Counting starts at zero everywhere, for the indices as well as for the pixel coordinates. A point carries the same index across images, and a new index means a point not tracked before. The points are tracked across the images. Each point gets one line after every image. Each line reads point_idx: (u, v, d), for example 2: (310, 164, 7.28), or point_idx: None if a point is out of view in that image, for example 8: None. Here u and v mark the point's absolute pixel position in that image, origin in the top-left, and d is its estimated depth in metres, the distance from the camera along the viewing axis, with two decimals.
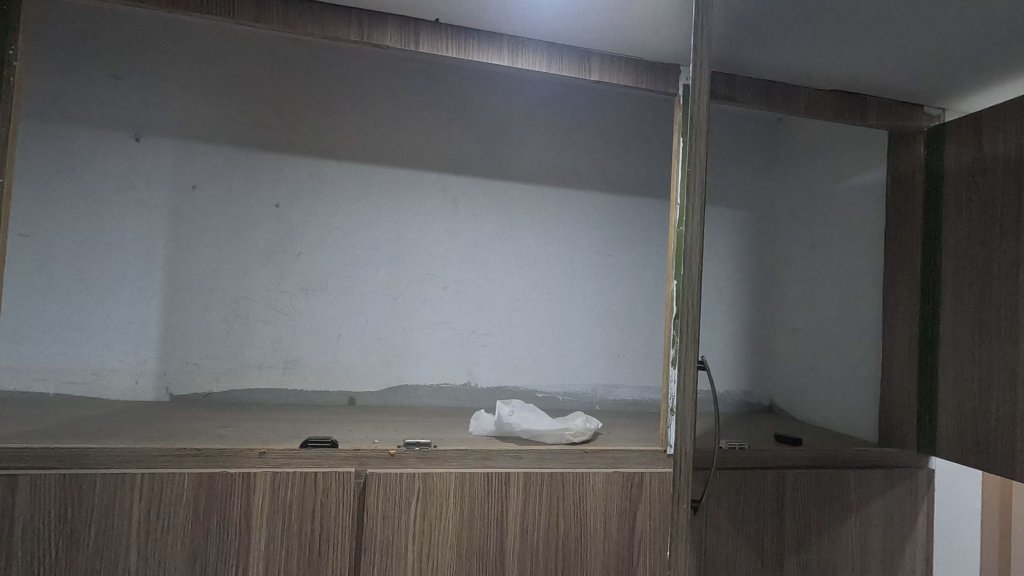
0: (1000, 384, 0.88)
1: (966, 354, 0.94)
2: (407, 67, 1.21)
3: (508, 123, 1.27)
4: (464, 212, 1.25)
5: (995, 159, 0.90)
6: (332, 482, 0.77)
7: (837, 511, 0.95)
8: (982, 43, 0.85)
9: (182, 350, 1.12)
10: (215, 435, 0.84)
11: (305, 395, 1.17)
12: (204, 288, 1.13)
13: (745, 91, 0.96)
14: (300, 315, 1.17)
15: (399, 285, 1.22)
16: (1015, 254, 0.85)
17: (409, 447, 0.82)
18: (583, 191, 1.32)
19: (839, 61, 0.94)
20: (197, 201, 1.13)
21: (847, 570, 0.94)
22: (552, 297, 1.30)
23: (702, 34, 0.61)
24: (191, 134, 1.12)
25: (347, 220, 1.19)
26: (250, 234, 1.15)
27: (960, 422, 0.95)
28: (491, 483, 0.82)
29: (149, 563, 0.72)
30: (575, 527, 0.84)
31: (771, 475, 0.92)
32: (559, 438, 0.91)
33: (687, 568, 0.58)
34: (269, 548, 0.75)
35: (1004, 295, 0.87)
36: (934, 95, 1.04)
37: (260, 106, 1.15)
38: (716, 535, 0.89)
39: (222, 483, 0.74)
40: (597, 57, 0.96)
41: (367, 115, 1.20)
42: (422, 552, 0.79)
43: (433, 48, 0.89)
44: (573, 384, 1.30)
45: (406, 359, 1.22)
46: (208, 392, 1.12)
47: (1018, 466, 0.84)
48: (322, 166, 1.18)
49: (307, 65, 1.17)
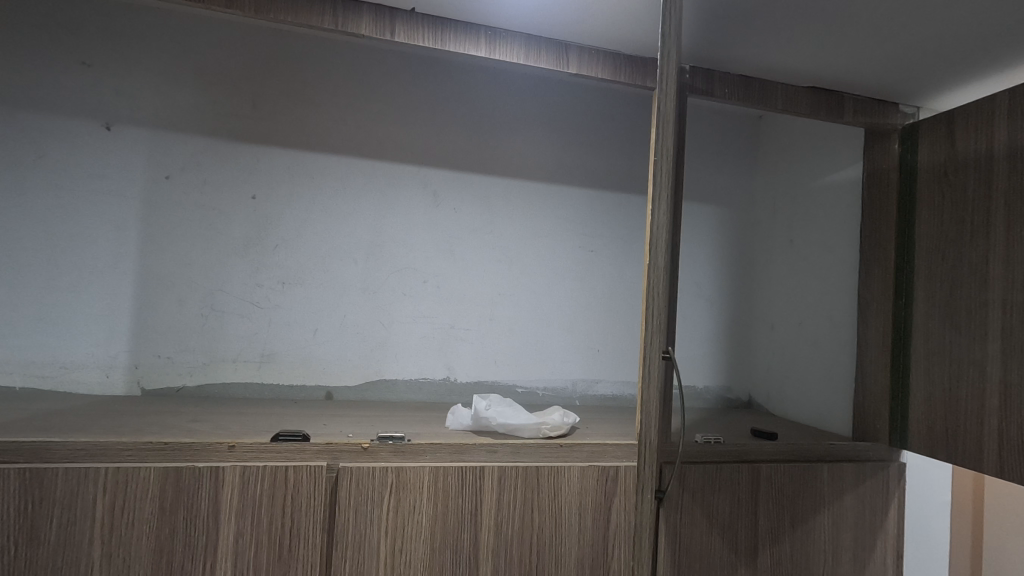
0: (969, 380, 0.89)
1: (937, 350, 0.95)
2: (390, 58, 1.20)
3: (491, 117, 1.26)
4: (445, 206, 1.24)
5: (967, 158, 0.92)
6: (303, 476, 0.76)
7: (811, 505, 0.95)
8: (954, 41, 0.86)
9: (153, 343, 1.10)
10: (185, 429, 0.82)
11: (281, 389, 1.16)
12: (177, 281, 1.11)
13: (723, 87, 0.96)
14: (277, 308, 1.16)
15: (378, 279, 1.21)
16: (985, 252, 0.87)
17: (383, 441, 0.81)
18: (565, 186, 1.32)
19: (815, 59, 0.94)
20: (172, 192, 1.11)
21: (819, 562, 0.95)
22: (533, 292, 1.30)
23: (671, 28, 0.61)
24: (165, 125, 1.10)
25: (326, 214, 1.18)
26: (225, 227, 1.13)
27: (930, 417, 0.96)
28: (465, 478, 0.81)
29: (114, 559, 0.71)
30: (550, 521, 0.84)
31: (746, 468, 0.92)
32: (535, 433, 0.90)
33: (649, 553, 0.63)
34: (238, 544, 0.74)
35: (974, 291, 0.88)
36: (908, 94, 1.05)
37: (236, 96, 1.13)
38: (690, 529, 0.89)
39: (190, 478, 0.73)
40: (576, 49, 0.96)
41: (348, 106, 1.18)
42: (395, 548, 0.79)
43: (409, 38, 0.88)
44: (553, 379, 1.30)
45: (384, 353, 1.21)
46: (181, 386, 1.10)
47: (986, 460, 0.85)
48: (301, 158, 1.17)
49: (287, 55, 1.15)
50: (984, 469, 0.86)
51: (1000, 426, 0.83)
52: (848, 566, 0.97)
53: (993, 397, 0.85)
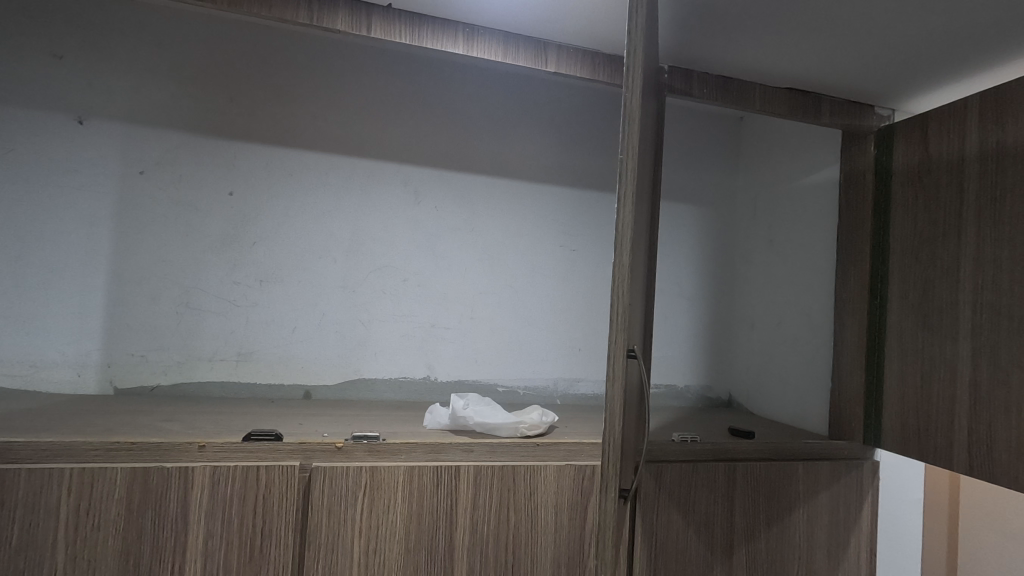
0: (940, 378, 0.90)
1: (910, 349, 0.96)
2: (369, 54, 1.19)
3: (473, 115, 1.26)
4: (426, 204, 1.24)
5: (939, 160, 0.93)
6: (275, 476, 0.75)
7: (786, 502, 0.96)
8: (925, 48, 0.87)
9: (127, 341, 1.08)
10: (156, 429, 0.81)
11: (258, 388, 1.14)
12: (152, 278, 1.09)
13: (701, 87, 0.99)
14: (254, 306, 1.14)
15: (358, 278, 1.20)
16: (957, 253, 0.88)
17: (357, 439, 0.80)
18: (547, 184, 1.31)
19: (791, 62, 0.95)
20: (146, 186, 1.09)
21: (793, 559, 0.96)
22: (515, 291, 1.29)
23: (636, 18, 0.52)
24: (140, 119, 1.09)
25: (305, 211, 1.17)
26: (201, 224, 1.12)
27: (902, 416, 0.97)
28: (440, 477, 0.81)
29: (79, 561, 0.70)
30: (526, 520, 0.84)
31: (722, 467, 0.93)
32: (513, 431, 0.90)
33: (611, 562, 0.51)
34: (208, 544, 0.73)
35: (946, 292, 0.89)
36: (884, 97, 1.06)
37: (213, 91, 1.12)
38: (666, 528, 0.90)
39: (158, 477, 0.72)
40: (555, 48, 0.96)
41: (327, 102, 1.17)
42: (369, 549, 0.78)
43: (386, 33, 0.87)
44: (534, 379, 1.30)
45: (364, 352, 1.20)
46: (155, 385, 1.09)
47: (956, 456, 0.87)
48: (279, 155, 1.15)
49: (265, 50, 1.14)
50: (954, 466, 0.87)
51: (970, 425, 0.84)
52: (823, 563, 0.98)
53: (962, 395, 0.86)
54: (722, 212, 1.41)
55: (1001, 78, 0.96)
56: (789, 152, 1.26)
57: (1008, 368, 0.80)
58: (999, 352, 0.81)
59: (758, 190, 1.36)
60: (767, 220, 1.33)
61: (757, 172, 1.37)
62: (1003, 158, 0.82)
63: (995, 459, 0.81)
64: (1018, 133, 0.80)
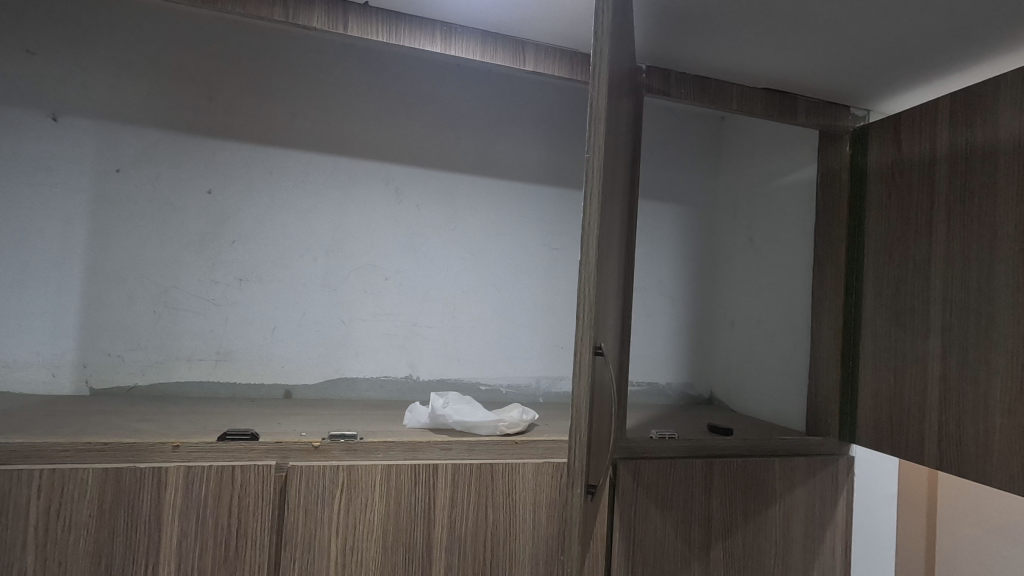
0: (913, 375, 0.91)
1: (884, 346, 0.97)
2: (349, 53, 1.19)
3: (455, 113, 1.26)
4: (408, 203, 1.23)
5: (911, 160, 0.95)
6: (251, 476, 0.75)
7: (763, 498, 0.97)
8: (896, 51, 0.89)
9: (103, 341, 1.07)
10: (130, 429, 0.80)
11: (237, 388, 1.14)
12: (128, 278, 1.08)
13: (679, 87, 1.00)
14: (233, 305, 1.14)
15: (339, 277, 1.20)
16: (928, 251, 0.90)
17: (334, 438, 0.80)
18: (530, 184, 1.32)
19: (766, 63, 0.96)
20: (123, 185, 1.08)
21: (770, 554, 0.97)
22: (496, 290, 1.30)
23: (603, 16, 0.51)
24: (116, 116, 1.07)
25: (285, 210, 1.16)
26: (179, 222, 1.11)
27: (877, 412, 0.98)
28: (418, 475, 0.81)
29: (49, 563, 0.69)
30: (504, 517, 0.84)
31: (700, 463, 0.94)
32: (492, 429, 0.90)
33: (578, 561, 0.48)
34: (182, 545, 0.72)
35: (918, 290, 0.91)
36: (859, 99, 1.08)
37: (191, 87, 1.11)
38: (644, 524, 0.91)
39: (131, 478, 0.71)
40: (533, 47, 0.97)
41: (307, 101, 1.17)
42: (347, 547, 0.78)
43: (363, 32, 0.87)
44: (516, 377, 1.30)
45: (346, 351, 1.20)
46: (133, 385, 1.08)
47: (927, 451, 0.88)
48: (259, 153, 1.15)
49: (244, 48, 1.13)
50: (924, 461, 0.89)
51: (940, 420, 0.86)
52: (799, 557, 1.00)
53: (933, 391, 0.88)
54: (702, 212, 1.43)
55: (972, 79, 0.98)
56: (768, 152, 1.27)
57: (976, 364, 0.81)
58: (967, 348, 0.83)
59: (739, 189, 1.38)
60: (747, 219, 1.34)
61: (737, 172, 1.38)
62: (973, 158, 0.84)
63: (964, 453, 0.82)
64: (987, 133, 0.82)
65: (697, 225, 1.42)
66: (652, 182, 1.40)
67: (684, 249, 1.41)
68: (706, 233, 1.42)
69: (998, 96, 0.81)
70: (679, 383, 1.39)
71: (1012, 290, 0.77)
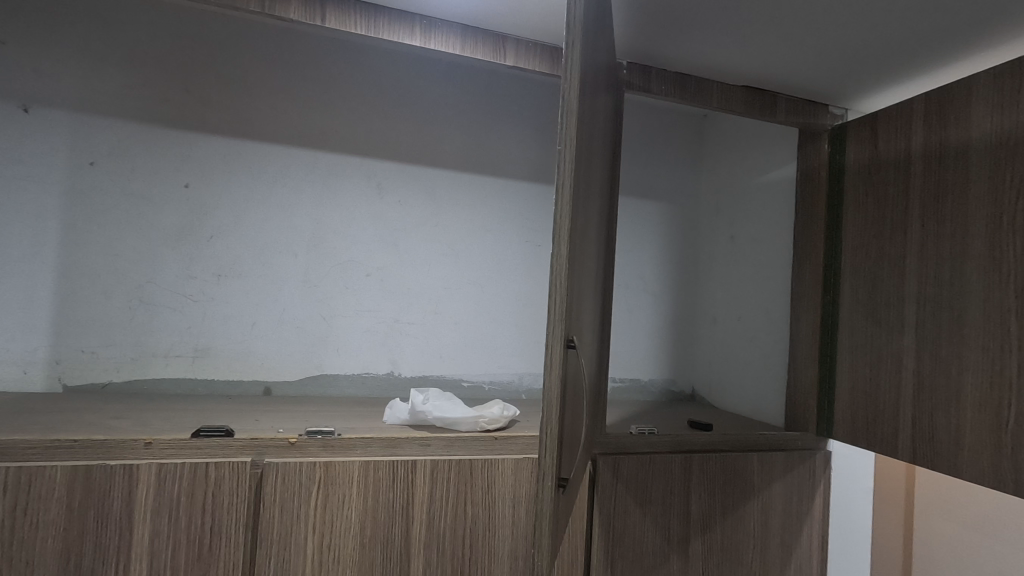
0: (888, 370, 0.93)
1: (860, 342, 0.99)
2: (329, 46, 1.18)
3: (437, 108, 1.25)
4: (390, 198, 1.23)
5: (888, 158, 0.96)
6: (225, 473, 0.74)
7: (742, 492, 0.98)
8: (872, 50, 0.89)
9: (77, 337, 1.05)
10: (102, 427, 0.79)
11: (215, 385, 1.12)
12: (103, 272, 1.06)
13: (660, 84, 1.01)
14: (211, 301, 1.12)
15: (319, 272, 1.18)
16: (903, 248, 0.91)
17: (311, 435, 0.80)
18: (513, 180, 1.32)
19: (746, 60, 0.96)
20: (97, 178, 1.06)
21: (748, 548, 0.98)
22: (479, 286, 1.29)
23: (574, 8, 0.50)
24: (90, 108, 1.05)
25: (265, 204, 1.15)
26: (156, 216, 1.09)
27: (853, 407, 0.99)
28: (396, 471, 0.80)
29: (16, 563, 0.67)
30: (483, 512, 0.84)
31: (679, 458, 0.94)
32: (473, 426, 0.89)
33: (549, 558, 0.47)
34: (154, 543, 0.71)
35: (894, 286, 0.92)
36: (837, 98, 1.09)
37: (168, 79, 1.09)
38: (624, 519, 0.91)
39: (101, 476, 0.70)
40: (513, 42, 0.97)
41: (287, 94, 1.15)
42: (324, 544, 0.77)
43: (341, 24, 0.86)
44: (499, 373, 1.30)
45: (326, 348, 1.19)
46: (107, 383, 1.06)
47: (900, 445, 0.89)
48: (238, 147, 1.13)
49: (223, 40, 1.12)
50: (898, 455, 0.90)
51: (914, 414, 0.87)
52: (776, 551, 1.01)
53: (907, 386, 0.89)
54: (684, 210, 1.44)
55: (946, 79, 0.99)
56: (749, 150, 1.28)
57: (948, 359, 0.83)
58: (940, 343, 0.84)
59: (720, 187, 1.38)
60: (728, 217, 1.35)
61: (719, 169, 1.39)
62: (945, 157, 0.85)
63: (936, 447, 0.84)
64: (960, 132, 0.83)
65: (679, 222, 1.43)
66: (634, 180, 1.41)
67: (666, 246, 1.42)
68: (689, 231, 1.43)
69: (970, 95, 0.82)
70: (661, 379, 1.40)
71: (983, 287, 0.79)
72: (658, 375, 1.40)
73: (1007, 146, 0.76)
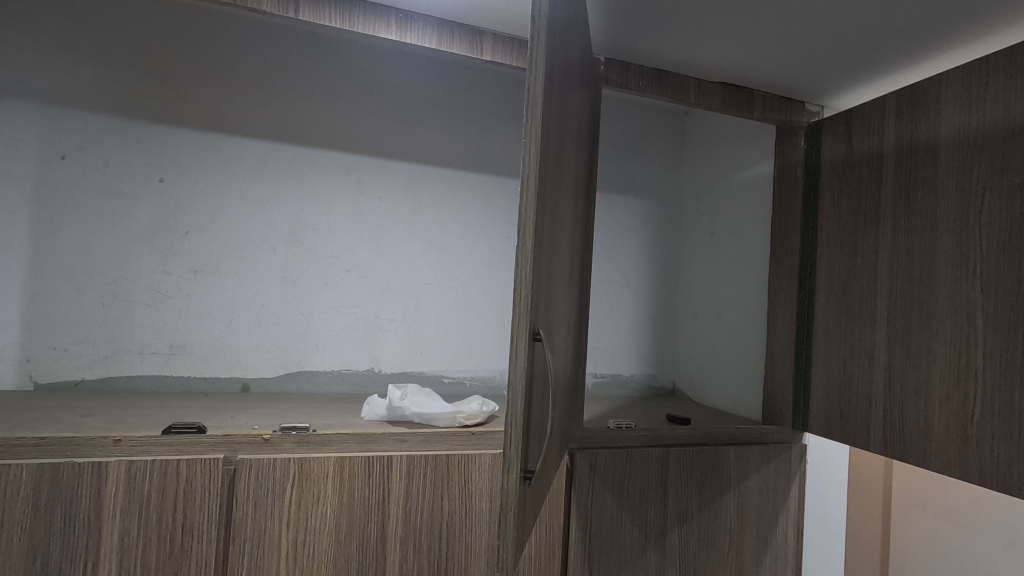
0: (861, 364, 0.94)
1: (835, 336, 1.00)
2: (309, 40, 1.17)
3: (418, 104, 1.24)
4: (370, 193, 1.22)
5: (861, 155, 0.97)
6: (196, 470, 0.73)
7: (718, 486, 0.99)
8: (845, 48, 0.91)
9: (48, 333, 1.03)
10: (71, 424, 0.78)
11: (192, 382, 1.11)
12: (75, 269, 1.04)
13: (638, 80, 1.01)
14: (187, 297, 1.11)
15: (298, 268, 1.18)
16: (876, 243, 0.92)
17: (286, 431, 0.79)
18: (494, 175, 1.31)
19: (722, 58, 0.97)
20: (69, 172, 1.04)
21: (724, 541, 0.99)
22: (460, 282, 1.29)
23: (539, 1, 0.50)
24: (61, 101, 1.03)
25: (243, 199, 1.14)
26: (130, 211, 1.07)
27: (828, 401, 1.01)
28: (371, 467, 0.80)
29: None
30: (460, 507, 0.84)
31: (656, 452, 0.95)
32: (451, 421, 0.89)
33: (514, 550, 0.47)
34: (124, 541, 0.71)
35: (867, 281, 0.94)
36: (813, 95, 1.10)
37: (142, 72, 1.07)
38: (601, 513, 0.91)
39: (69, 474, 0.69)
40: (490, 36, 0.96)
41: (264, 88, 1.14)
42: (298, 541, 0.77)
43: (315, 16, 0.85)
44: (480, 369, 1.31)
45: (305, 344, 1.18)
46: (80, 380, 1.04)
47: (873, 437, 0.91)
48: (214, 141, 1.12)
49: (198, 33, 1.10)
50: (870, 448, 0.91)
51: (886, 407, 0.89)
52: (752, 544, 1.02)
53: (879, 380, 0.90)
54: (666, 206, 1.45)
55: (917, 76, 1.00)
56: (729, 146, 1.29)
57: (917, 353, 0.84)
58: (910, 338, 0.85)
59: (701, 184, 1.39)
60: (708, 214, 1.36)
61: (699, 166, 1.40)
62: (916, 155, 0.86)
63: (906, 439, 0.85)
64: (930, 129, 0.84)
65: (661, 218, 1.44)
66: (616, 176, 1.41)
67: (647, 242, 1.43)
68: (670, 227, 1.44)
69: (939, 93, 0.83)
70: (641, 374, 1.41)
71: (951, 282, 0.80)
72: (639, 370, 1.41)
73: (975, 143, 0.78)
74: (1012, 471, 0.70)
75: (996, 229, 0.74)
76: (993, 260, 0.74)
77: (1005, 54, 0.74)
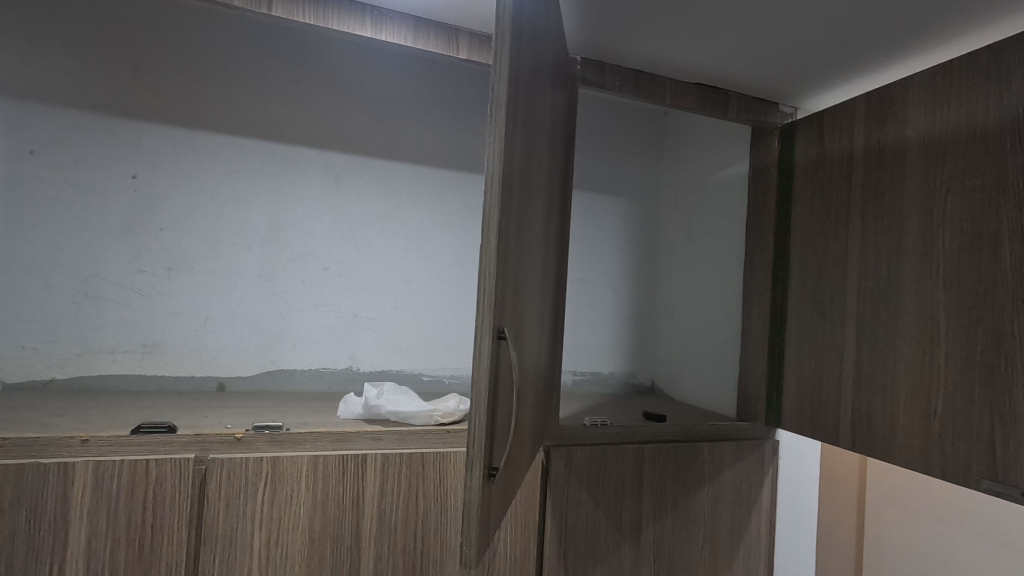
0: (831, 360, 0.96)
1: (807, 333, 1.02)
2: (284, 36, 1.15)
3: (397, 102, 1.24)
4: (348, 190, 1.21)
5: (832, 155, 0.99)
6: (166, 470, 0.72)
7: (692, 482, 1.01)
8: (814, 51, 0.92)
9: (16, 332, 1.01)
10: (37, 424, 0.76)
11: (166, 381, 1.10)
12: (45, 267, 1.02)
13: (614, 79, 1.02)
14: (162, 295, 1.09)
15: (275, 267, 1.17)
16: (846, 242, 0.94)
17: (258, 430, 0.78)
18: (473, 174, 1.32)
19: (696, 59, 0.98)
20: (37, 169, 1.02)
21: (698, 536, 1.01)
22: (440, 280, 1.29)
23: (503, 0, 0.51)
24: (28, 95, 1.01)
25: (218, 196, 1.13)
26: (102, 209, 1.06)
27: (800, 397, 1.02)
28: (345, 465, 0.80)
29: None
30: (435, 505, 0.85)
31: (631, 449, 0.96)
32: (428, 419, 0.89)
33: (478, 546, 0.48)
34: (91, 543, 0.70)
35: (837, 280, 0.95)
36: (786, 97, 1.11)
37: (113, 67, 1.05)
38: (576, 510, 0.92)
39: (32, 475, 0.67)
40: (466, 35, 0.97)
41: (239, 84, 1.13)
42: (271, 541, 0.77)
43: (288, 12, 0.84)
44: (460, 367, 1.31)
45: (282, 343, 1.17)
46: (50, 379, 1.03)
47: (841, 432, 0.93)
48: (189, 138, 1.10)
49: (171, 28, 1.09)
50: (840, 443, 0.93)
51: (854, 403, 0.91)
52: (725, 538, 1.04)
53: (847, 376, 0.92)
54: (645, 205, 1.46)
55: (885, 79, 1.02)
56: (706, 146, 1.30)
57: (884, 350, 0.86)
58: (877, 335, 0.87)
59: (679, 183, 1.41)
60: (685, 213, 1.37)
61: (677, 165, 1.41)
62: (884, 156, 0.88)
63: (873, 435, 0.87)
64: (898, 131, 0.86)
65: (640, 217, 1.45)
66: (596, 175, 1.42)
67: (627, 241, 1.44)
68: (649, 226, 1.45)
69: (906, 95, 0.85)
70: (620, 372, 1.42)
71: (916, 281, 0.82)
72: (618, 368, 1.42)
73: (940, 144, 0.79)
74: (972, 465, 0.72)
75: (958, 229, 0.76)
76: (955, 260, 0.76)
77: (969, 58, 0.76)
